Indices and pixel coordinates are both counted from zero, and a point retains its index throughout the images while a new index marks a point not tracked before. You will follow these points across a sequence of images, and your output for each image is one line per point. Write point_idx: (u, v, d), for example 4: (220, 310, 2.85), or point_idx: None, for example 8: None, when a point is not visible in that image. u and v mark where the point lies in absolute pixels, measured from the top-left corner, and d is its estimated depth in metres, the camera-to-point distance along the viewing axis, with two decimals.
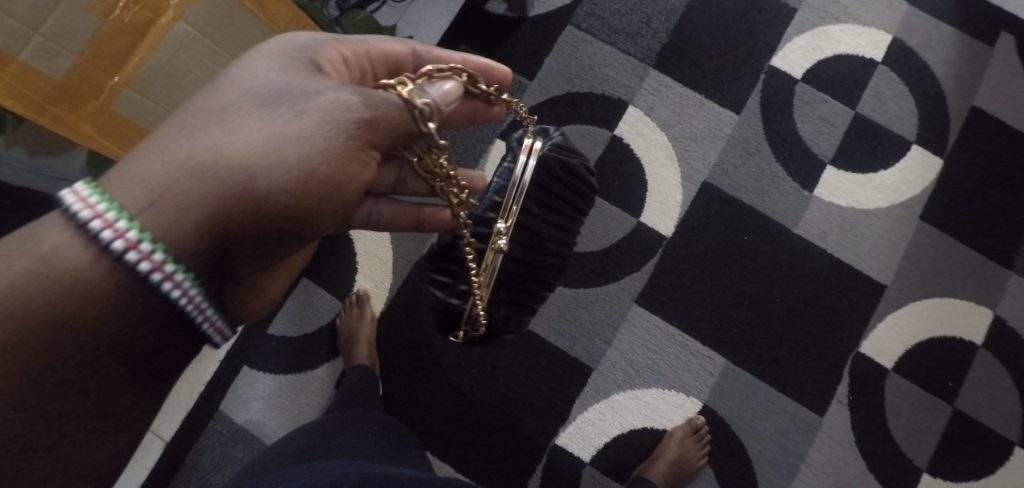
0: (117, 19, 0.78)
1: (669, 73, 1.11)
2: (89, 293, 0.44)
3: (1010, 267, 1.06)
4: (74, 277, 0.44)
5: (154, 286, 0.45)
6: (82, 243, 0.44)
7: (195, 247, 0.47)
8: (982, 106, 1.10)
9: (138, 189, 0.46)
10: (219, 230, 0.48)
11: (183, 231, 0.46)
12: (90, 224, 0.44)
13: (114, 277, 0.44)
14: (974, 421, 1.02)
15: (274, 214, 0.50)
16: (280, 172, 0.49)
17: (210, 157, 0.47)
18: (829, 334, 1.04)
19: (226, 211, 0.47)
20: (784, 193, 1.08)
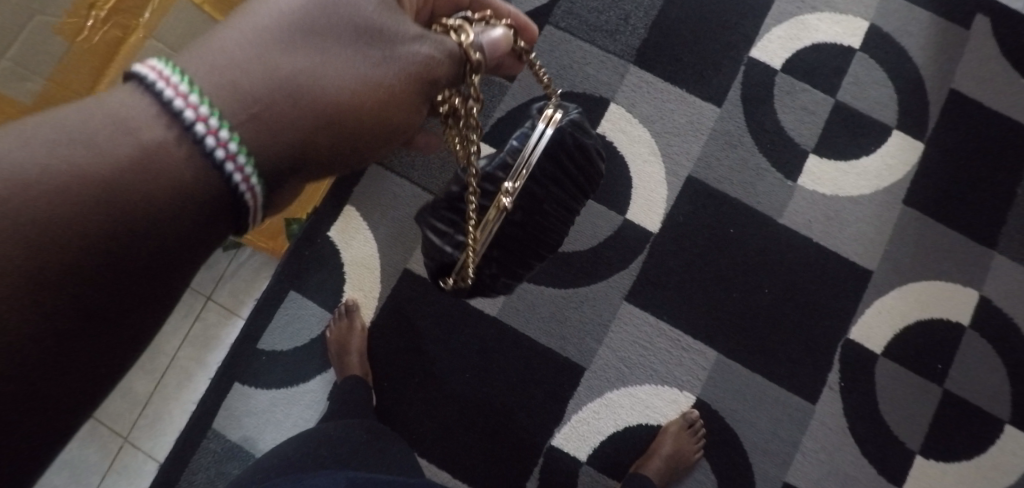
0: (87, 40, 0.84)
1: (649, 68, 1.11)
2: (157, 181, 0.42)
3: (993, 247, 1.07)
4: (144, 162, 0.42)
5: (225, 186, 0.44)
6: (158, 127, 0.42)
7: (283, 161, 0.47)
8: (960, 88, 1.11)
9: (230, 88, 0.44)
10: (302, 148, 0.48)
11: (276, 142, 0.46)
12: (175, 108, 0.42)
13: (196, 168, 0.43)
14: (965, 401, 1.03)
15: (343, 143, 0.52)
16: (353, 101, 0.51)
17: (303, 74, 0.48)
18: (818, 322, 1.05)
19: (308, 129, 0.48)
20: (768, 184, 1.09)
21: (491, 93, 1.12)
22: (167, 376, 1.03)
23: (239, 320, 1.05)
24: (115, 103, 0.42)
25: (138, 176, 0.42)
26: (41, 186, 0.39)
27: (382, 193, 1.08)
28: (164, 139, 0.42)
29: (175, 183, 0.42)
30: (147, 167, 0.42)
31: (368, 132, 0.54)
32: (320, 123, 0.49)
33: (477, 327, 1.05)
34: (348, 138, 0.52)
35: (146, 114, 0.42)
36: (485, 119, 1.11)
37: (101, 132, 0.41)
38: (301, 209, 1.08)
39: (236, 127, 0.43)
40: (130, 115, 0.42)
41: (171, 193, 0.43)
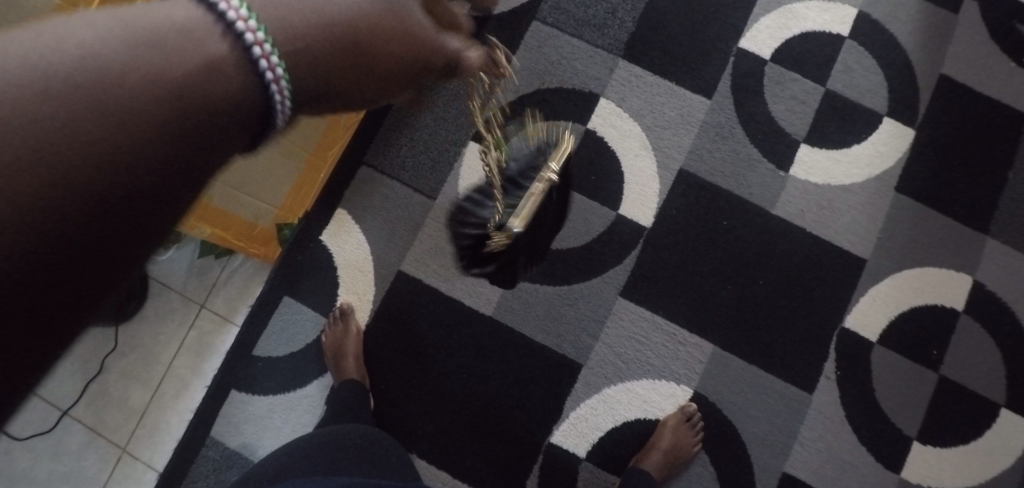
0: None
1: (638, 61, 1.11)
2: (204, 103, 0.36)
3: (986, 232, 1.07)
4: (193, 79, 0.35)
5: (263, 102, 0.37)
6: (205, 30, 0.35)
7: (314, 90, 0.39)
8: (950, 74, 1.11)
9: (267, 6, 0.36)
10: (339, 79, 0.40)
11: (310, 68, 0.38)
12: (228, 20, 0.35)
13: (251, 90, 0.37)
14: (961, 386, 1.03)
15: (385, 76, 0.42)
16: (395, 23, 0.42)
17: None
18: (814, 312, 1.05)
19: (348, 57, 0.40)
20: (760, 175, 1.08)
21: None
22: (163, 385, 1.02)
23: (233, 327, 1.05)
24: (162, 7, 0.35)
25: (184, 95, 0.35)
26: (65, 95, 0.33)
27: (374, 196, 1.08)
28: (219, 56, 0.36)
29: (226, 106, 0.36)
30: (196, 89, 0.35)
31: (413, 65, 0.44)
32: (360, 51, 0.40)
33: (474, 326, 1.05)
34: (389, 70, 0.43)
35: (200, 24, 0.35)
36: None
37: (142, 39, 0.34)
38: (290, 213, 1.06)
39: (286, 50, 0.37)
40: (178, 21, 0.35)
41: (217, 120, 0.37)
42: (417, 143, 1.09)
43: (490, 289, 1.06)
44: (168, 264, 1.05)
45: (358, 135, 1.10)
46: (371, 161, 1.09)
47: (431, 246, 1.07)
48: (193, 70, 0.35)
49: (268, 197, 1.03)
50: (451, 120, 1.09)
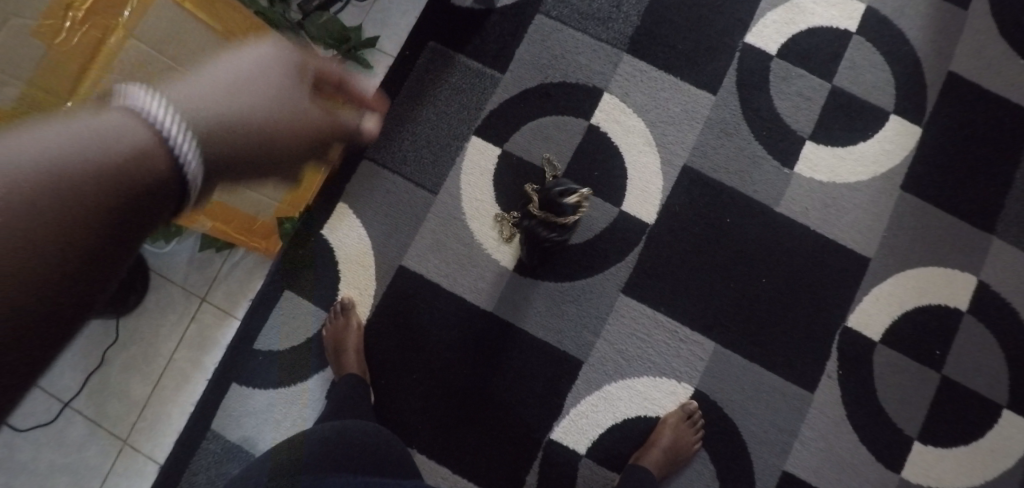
0: (65, 43, 0.70)
1: (642, 56, 1.10)
2: (138, 183, 0.39)
3: (992, 231, 1.06)
4: (126, 164, 0.38)
5: (182, 177, 0.40)
6: (131, 125, 0.39)
7: (224, 151, 0.43)
8: (959, 71, 1.09)
9: (182, 96, 0.42)
10: (244, 143, 0.45)
11: (219, 133, 0.43)
12: (149, 112, 0.39)
13: (171, 158, 0.40)
14: (963, 387, 1.03)
15: (284, 136, 0.48)
16: (291, 97, 0.49)
17: (236, 81, 0.46)
18: (817, 310, 1.05)
19: (254, 129, 0.45)
20: (764, 173, 1.07)
21: (483, 85, 1.10)
22: (164, 379, 1.02)
23: (234, 320, 1.04)
24: (98, 117, 0.39)
25: (120, 177, 0.38)
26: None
27: (375, 190, 1.08)
28: (149, 142, 0.39)
29: (159, 181, 0.40)
30: (131, 173, 0.39)
31: (310, 129, 0.50)
32: (261, 119, 0.46)
33: (475, 322, 1.04)
34: (290, 134, 0.48)
35: (132, 124, 0.39)
36: (477, 112, 1.10)
37: (84, 141, 0.38)
38: (292, 207, 1.03)
39: (201, 140, 0.41)
40: (120, 124, 0.39)
41: (146, 204, 0.39)
42: (420, 139, 1.09)
43: (491, 285, 1.05)
44: (168, 257, 1.05)
45: None
46: (373, 154, 1.09)
47: (433, 240, 1.07)
48: (127, 156, 0.39)
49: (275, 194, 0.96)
50: (453, 113, 1.09)
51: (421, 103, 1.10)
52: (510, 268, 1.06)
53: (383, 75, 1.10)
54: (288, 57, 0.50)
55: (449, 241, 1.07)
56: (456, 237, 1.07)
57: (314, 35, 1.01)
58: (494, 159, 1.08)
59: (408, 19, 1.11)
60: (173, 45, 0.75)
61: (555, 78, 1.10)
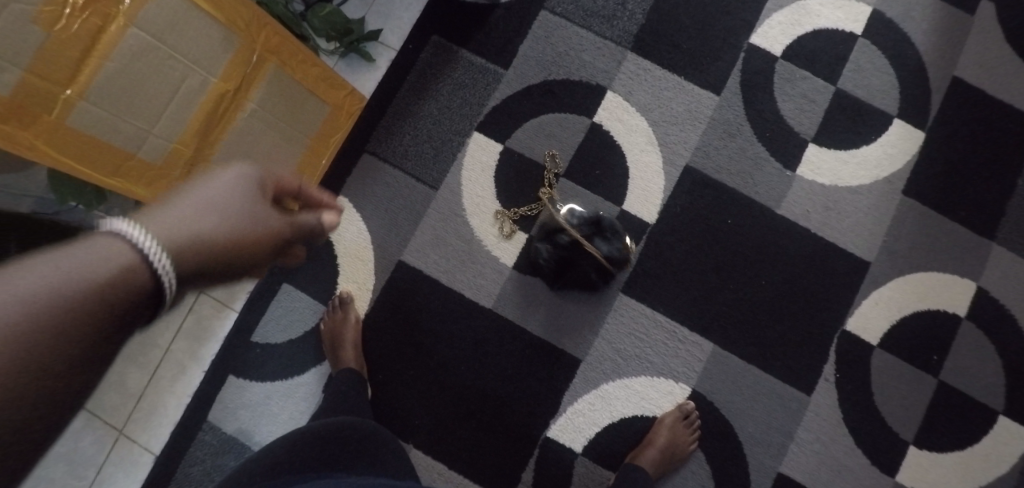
0: (65, 30, 0.64)
1: (647, 55, 1.09)
2: (122, 301, 0.44)
3: (992, 238, 1.06)
4: (112, 286, 0.43)
5: (157, 290, 0.45)
6: (120, 251, 0.44)
7: (192, 269, 0.49)
8: (963, 76, 1.09)
9: (163, 224, 0.47)
10: (211, 257, 0.50)
11: (191, 253, 0.48)
12: (137, 241, 0.44)
13: (151, 276, 0.45)
14: (960, 392, 1.03)
15: (245, 250, 0.53)
16: (252, 214, 0.54)
17: (207, 202, 0.52)
18: (816, 314, 1.05)
19: (222, 247, 0.51)
20: (766, 174, 1.07)
21: (486, 81, 1.10)
22: (161, 368, 1.01)
23: (232, 312, 1.03)
24: (91, 244, 0.43)
25: (107, 297, 0.43)
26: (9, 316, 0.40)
27: (375, 184, 1.08)
28: (134, 265, 0.44)
29: (139, 297, 0.45)
30: (115, 291, 0.44)
31: (266, 241, 0.56)
32: (228, 236, 0.51)
33: (473, 319, 1.04)
34: (250, 248, 0.54)
35: (121, 253, 0.44)
36: (480, 107, 1.09)
37: (76, 266, 0.42)
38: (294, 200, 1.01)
39: (175, 258, 0.47)
40: (107, 251, 0.44)
41: (124, 316, 0.44)
42: (422, 134, 1.08)
43: (491, 282, 1.05)
44: None
45: (361, 123, 1.09)
46: (374, 148, 1.08)
47: (433, 236, 1.06)
48: (113, 278, 0.43)
49: None
50: (455, 109, 1.09)
51: (423, 97, 1.09)
52: (510, 265, 1.05)
53: (385, 68, 1.09)
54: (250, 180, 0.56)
55: (449, 238, 1.06)
56: (456, 233, 1.06)
57: (318, 27, 0.99)
58: (496, 155, 1.08)
59: (411, 14, 1.10)
60: (177, 32, 0.72)
61: (558, 75, 1.09)
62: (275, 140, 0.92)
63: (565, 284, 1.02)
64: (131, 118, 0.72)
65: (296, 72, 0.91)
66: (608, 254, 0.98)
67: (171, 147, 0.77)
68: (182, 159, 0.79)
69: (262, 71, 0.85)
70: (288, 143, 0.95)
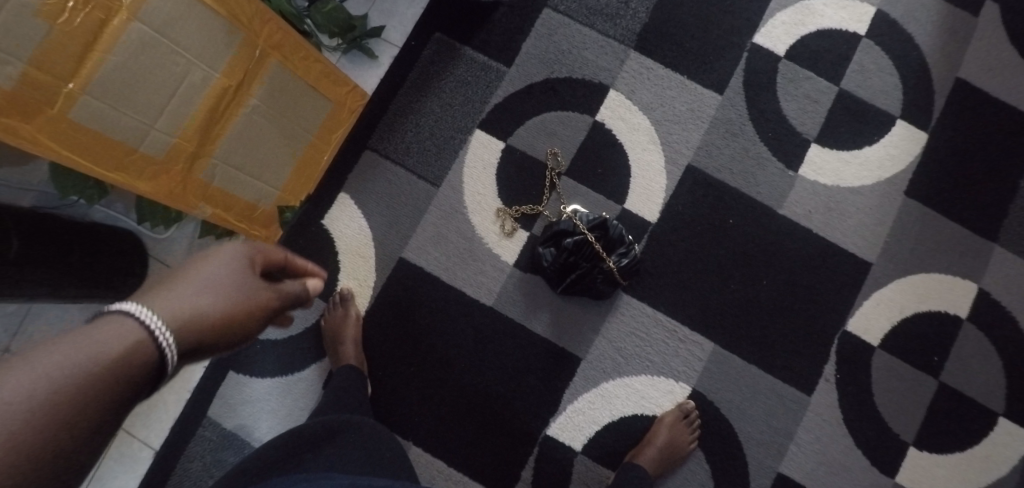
0: (68, 23, 0.62)
1: (650, 54, 1.09)
2: (126, 381, 0.43)
3: (994, 240, 1.06)
4: (118, 367, 0.42)
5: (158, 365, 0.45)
6: (127, 329, 0.43)
7: (196, 346, 0.48)
8: (966, 78, 1.09)
9: (165, 304, 0.46)
10: (216, 332, 0.49)
11: (195, 330, 0.47)
12: (144, 321, 0.44)
13: (157, 354, 0.44)
14: (960, 394, 1.03)
15: (247, 322, 0.52)
16: (254, 284, 0.53)
17: (211, 277, 0.51)
18: (817, 315, 1.05)
19: (223, 322, 0.50)
20: (769, 174, 1.07)
21: (488, 78, 1.09)
22: None
23: None
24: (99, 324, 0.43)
25: (113, 377, 0.42)
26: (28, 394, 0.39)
27: (376, 181, 1.08)
28: (143, 343, 0.44)
29: (143, 376, 0.44)
30: (125, 364, 0.43)
31: (268, 309, 0.55)
32: (232, 310, 0.50)
33: (474, 316, 1.04)
34: (252, 319, 0.53)
35: (128, 331, 0.43)
36: (482, 105, 1.09)
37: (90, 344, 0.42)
38: (292, 197, 1.02)
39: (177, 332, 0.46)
40: (114, 333, 0.43)
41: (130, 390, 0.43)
42: (424, 131, 1.08)
43: (491, 280, 1.05)
44: (169, 242, 1.04)
45: (362, 119, 1.09)
46: (376, 145, 1.09)
47: (433, 233, 1.06)
48: (118, 359, 0.42)
49: (273, 180, 0.96)
50: (457, 106, 1.09)
51: (425, 94, 1.09)
52: (510, 263, 1.05)
53: (387, 65, 1.07)
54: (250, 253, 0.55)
55: (450, 235, 1.06)
56: (456, 230, 1.06)
57: (319, 23, 0.97)
58: (498, 153, 1.08)
59: (416, 11, 1.09)
60: (178, 27, 0.72)
61: (560, 74, 1.09)
62: (276, 137, 0.92)
63: (571, 290, 1.02)
64: (133, 112, 0.72)
65: (297, 68, 0.91)
66: (619, 263, 1.00)
67: (173, 142, 0.77)
68: (182, 154, 0.79)
69: (264, 66, 0.85)
70: (289, 139, 0.95)
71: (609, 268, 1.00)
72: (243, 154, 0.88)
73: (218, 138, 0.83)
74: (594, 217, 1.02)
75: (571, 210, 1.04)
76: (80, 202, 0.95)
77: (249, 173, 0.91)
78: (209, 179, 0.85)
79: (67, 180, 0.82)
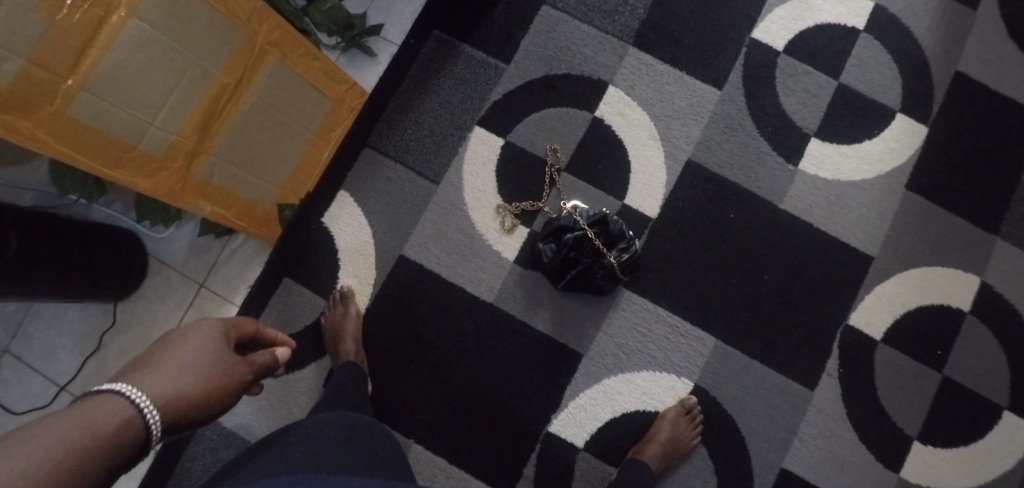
0: (66, 20, 0.62)
1: (648, 50, 1.09)
2: (116, 456, 0.46)
3: (997, 233, 1.06)
4: (109, 443, 0.46)
5: (144, 436, 0.48)
6: (120, 405, 0.47)
7: (181, 421, 0.51)
8: (966, 71, 1.09)
9: (150, 382, 0.50)
10: (198, 406, 0.53)
11: (178, 406, 0.51)
12: (134, 399, 0.48)
13: (145, 431, 0.48)
14: (964, 388, 1.02)
15: (226, 394, 0.56)
16: (229, 357, 0.57)
17: (193, 353, 0.54)
18: (819, 309, 1.04)
19: (204, 392, 0.53)
20: (769, 168, 1.07)
21: (487, 76, 1.10)
22: None
23: (232, 306, 1.04)
24: (92, 402, 0.47)
25: (104, 452, 0.45)
26: (25, 472, 0.41)
27: (376, 178, 1.08)
28: (131, 420, 0.48)
29: (131, 451, 0.47)
30: (114, 438, 0.46)
31: (243, 381, 0.58)
32: (212, 384, 0.54)
33: (474, 314, 1.04)
34: (230, 390, 0.56)
35: (119, 409, 0.47)
36: (481, 102, 1.09)
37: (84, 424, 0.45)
38: (292, 194, 1.02)
39: (162, 406, 0.50)
40: (105, 412, 0.46)
41: (118, 462, 0.47)
42: (424, 129, 1.08)
43: (492, 276, 1.05)
44: (169, 242, 1.04)
45: (361, 117, 1.09)
46: (375, 143, 1.09)
47: (434, 230, 1.06)
48: (111, 434, 0.46)
49: (271, 179, 0.96)
50: (457, 103, 1.09)
51: (424, 92, 1.09)
52: (511, 259, 1.05)
53: (386, 62, 1.10)
54: (223, 327, 0.59)
55: (450, 232, 1.06)
56: (456, 228, 1.06)
57: (318, 22, 1.00)
58: (497, 149, 1.08)
59: (414, 8, 1.11)
60: (176, 25, 0.72)
61: (559, 71, 1.09)
62: (273, 138, 0.92)
63: (572, 286, 1.01)
64: (133, 111, 0.72)
65: (296, 66, 0.91)
66: (619, 258, 1.00)
67: (172, 140, 0.77)
68: (180, 152, 0.79)
69: (263, 64, 0.85)
70: (288, 139, 0.95)
71: (610, 263, 0.99)
72: (241, 156, 0.88)
73: (218, 135, 0.83)
74: (594, 213, 1.02)
75: (571, 206, 1.03)
76: (78, 201, 0.95)
77: (250, 171, 0.91)
78: (207, 178, 0.85)
79: (65, 177, 0.82)
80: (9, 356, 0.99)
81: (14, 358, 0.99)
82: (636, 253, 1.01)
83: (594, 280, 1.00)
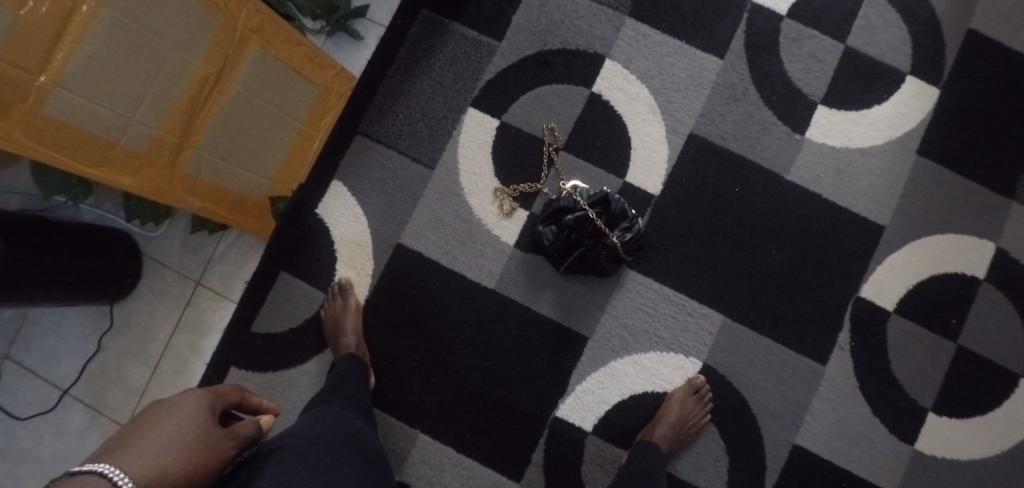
0: (32, 13, 0.58)
1: (646, 20, 1.05)
2: None
3: (1011, 197, 1.02)
4: None
5: None
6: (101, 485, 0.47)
7: None
8: (978, 28, 1.04)
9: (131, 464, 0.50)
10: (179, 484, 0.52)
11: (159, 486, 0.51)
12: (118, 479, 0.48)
13: None
14: (979, 356, 1.00)
15: (209, 469, 0.56)
16: (210, 433, 0.57)
17: (174, 430, 0.54)
18: (829, 283, 1.01)
19: (184, 470, 0.53)
20: (775, 139, 1.03)
21: (478, 55, 1.06)
22: (163, 362, 1.00)
23: (230, 303, 1.02)
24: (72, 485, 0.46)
25: None
26: None
27: (370, 166, 1.05)
28: None
29: None
30: None
31: (223, 456, 0.58)
32: (192, 462, 0.54)
33: (475, 301, 1.02)
34: (210, 467, 0.56)
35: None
36: (474, 82, 1.05)
37: None
38: (283, 185, 1.00)
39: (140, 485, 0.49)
40: None
41: None
42: (415, 113, 1.05)
43: (492, 261, 1.02)
44: (162, 240, 1.02)
45: (351, 103, 1.06)
46: (367, 129, 1.05)
47: (431, 216, 1.04)
48: None
49: (261, 170, 0.94)
50: (449, 84, 1.05)
51: (414, 74, 1.06)
52: (511, 244, 1.03)
53: (374, 46, 1.06)
54: (203, 403, 0.59)
55: (449, 218, 1.03)
56: (455, 213, 1.04)
57: (301, 5, 0.94)
58: (492, 131, 1.04)
59: None
60: (149, 12, 0.68)
61: (555, 46, 1.05)
62: (260, 127, 0.89)
63: (575, 268, 0.99)
64: (110, 105, 0.69)
65: (279, 52, 0.88)
66: (622, 238, 0.97)
67: (156, 135, 0.75)
68: (165, 146, 0.77)
69: (245, 50, 0.82)
70: (275, 129, 0.93)
71: (613, 243, 0.96)
72: (228, 147, 0.86)
73: (205, 127, 0.80)
74: (595, 192, 0.98)
75: (571, 187, 1.00)
76: (67, 203, 0.93)
77: (239, 163, 0.89)
78: (194, 171, 0.83)
79: (48, 179, 0.80)
80: (10, 362, 0.97)
81: (14, 364, 0.97)
82: (640, 231, 0.98)
83: (595, 262, 0.98)
